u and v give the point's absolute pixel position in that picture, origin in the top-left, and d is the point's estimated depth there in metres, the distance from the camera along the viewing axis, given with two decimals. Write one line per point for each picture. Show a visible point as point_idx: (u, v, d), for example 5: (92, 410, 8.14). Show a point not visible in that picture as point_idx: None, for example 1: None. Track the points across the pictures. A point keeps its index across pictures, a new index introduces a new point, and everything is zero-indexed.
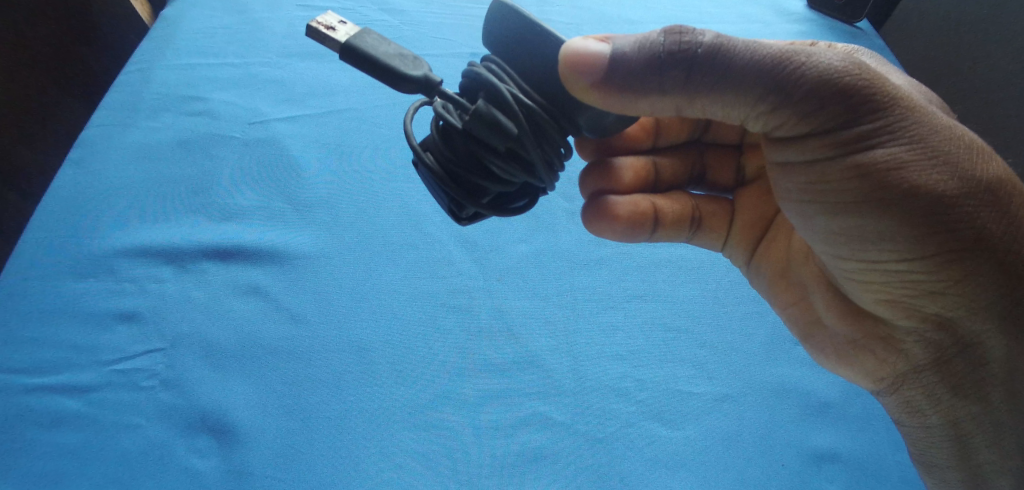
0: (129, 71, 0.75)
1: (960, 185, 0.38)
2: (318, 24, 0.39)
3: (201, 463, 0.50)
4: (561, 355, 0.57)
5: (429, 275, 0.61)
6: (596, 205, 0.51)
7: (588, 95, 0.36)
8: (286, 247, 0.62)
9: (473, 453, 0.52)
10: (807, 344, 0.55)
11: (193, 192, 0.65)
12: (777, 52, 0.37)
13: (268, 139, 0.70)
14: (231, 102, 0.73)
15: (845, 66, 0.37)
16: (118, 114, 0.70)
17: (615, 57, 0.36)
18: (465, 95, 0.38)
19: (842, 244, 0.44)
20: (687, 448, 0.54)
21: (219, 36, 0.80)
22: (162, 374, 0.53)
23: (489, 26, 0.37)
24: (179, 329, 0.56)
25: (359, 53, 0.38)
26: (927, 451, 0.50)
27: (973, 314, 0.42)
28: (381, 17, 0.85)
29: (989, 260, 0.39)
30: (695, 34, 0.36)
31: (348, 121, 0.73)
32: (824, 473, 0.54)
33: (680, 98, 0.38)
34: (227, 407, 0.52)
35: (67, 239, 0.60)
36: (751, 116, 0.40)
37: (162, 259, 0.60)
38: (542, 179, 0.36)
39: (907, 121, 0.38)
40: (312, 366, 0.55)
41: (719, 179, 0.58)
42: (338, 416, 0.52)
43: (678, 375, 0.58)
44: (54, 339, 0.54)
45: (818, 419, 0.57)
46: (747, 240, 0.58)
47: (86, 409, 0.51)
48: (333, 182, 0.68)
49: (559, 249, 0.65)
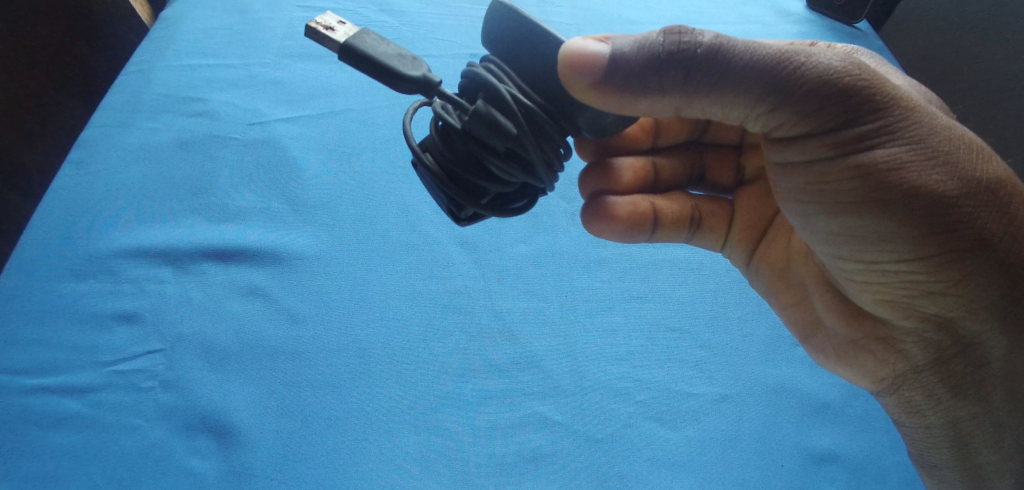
0: (129, 72, 0.75)
1: (960, 185, 0.38)
2: (318, 24, 0.39)
3: (201, 463, 0.50)
4: (561, 355, 0.57)
5: (429, 276, 0.61)
6: (596, 205, 0.51)
7: (588, 95, 0.36)
8: (286, 248, 0.62)
9: (473, 454, 0.52)
10: (807, 345, 0.54)
11: (193, 192, 0.65)
12: (776, 52, 0.37)
13: (268, 140, 0.70)
14: (231, 102, 0.73)
15: (845, 66, 0.37)
16: (118, 115, 0.70)
17: (615, 57, 0.36)
18: (464, 96, 0.38)
19: (842, 244, 0.44)
20: (687, 449, 0.54)
21: (219, 37, 0.80)
22: (162, 375, 0.53)
23: (489, 26, 0.37)
24: (179, 329, 0.56)
25: (358, 53, 0.38)
26: (928, 451, 0.50)
27: (973, 314, 0.42)
28: (381, 18, 0.85)
29: (989, 260, 0.39)
30: (695, 34, 0.36)
31: (348, 122, 0.73)
32: (824, 473, 0.54)
33: (680, 99, 0.38)
34: (227, 408, 0.52)
35: (67, 240, 0.60)
36: (750, 116, 0.40)
37: (162, 259, 0.60)
38: (541, 180, 0.36)
39: (907, 121, 0.38)
40: (312, 366, 0.55)
41: (718, 179, 0.58)
42: (338, 417, 0.52)
43: (678, 375, 0.58)
44: (54, 340, 0.54)
45: (818, 420, 0.57)
46: (747, 240, 0.58)
47: (85, 410, 0.51)
48: (333, 183, 0.68)
49: (559, 249, 0.65)
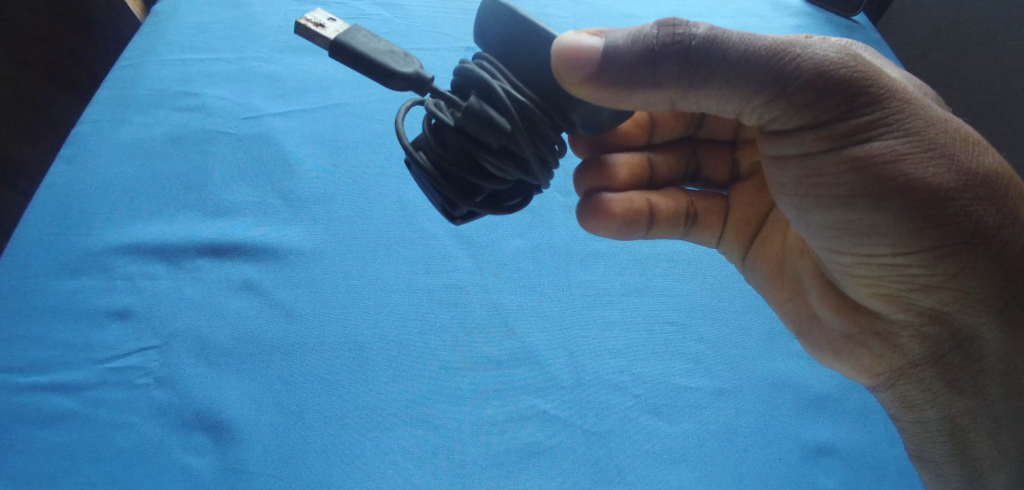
0: (122, 66, 0.74)
1: (958, 176, 0.38)
2: (308, 21, 0.39)
3: (198, 461, 0.50)
4: (559, 349, 0.58)
5: (426, 271, 0.61)
6: (591, 202, 0.51)
7: (582, 90, 0.35)
8: (282, 243, 0.61)
9: (473, 450, 0.52)
10: (804, 341, 0.55)
11: (188, 187, 0.65)
12: (772, 44, 0.37)
13: (262, 135, 0.70)
14: (226, 97, 0.73)
15: (841, 57, 0.37)
16: (111, 109, 0.70)
17: (608, 51, 0.36)
18: (458, 92, 0.37)
19: (837, 238, 0.44)
20: (687, 443, 0.54)
21: (212, 30, 0.79)
22: (157, 372, 0.53)
23: (482, 25, 0.37)
24: (174, 326, 0.55)
25: (348, 49, 0.38)
26: (925, 446, 0.50)
27: (970, 307, 0.41)
28: (377, 11, 0.84)
29: (985, 254, 0.39)
30: (689, 27, 0.36)
31: (344, 116, 0.73)
32: (823, 467, 0.54)
33: (676, 91, 0.38)
34: (224, 406, 0.52)
35: (61, 236, 0.59)
36: (746, 110, 0.39)
37: (157, 256, 0.59)
38: (537, 177, 0.36)
39: (902, 113, 0.38)
40: (309, 362, 0.55)
41: (713, 175, 0.58)
42: (337, 413, 0.52)
43: (676, 369, 0.58)
44: (46, 337, 0.54)
45: (817, 413, 0.57)
46: (743, 236, 0.57)
47: (80, 407, 0.51)
48: (329, 177, 0.67)
49: (557, 243, 0.65)
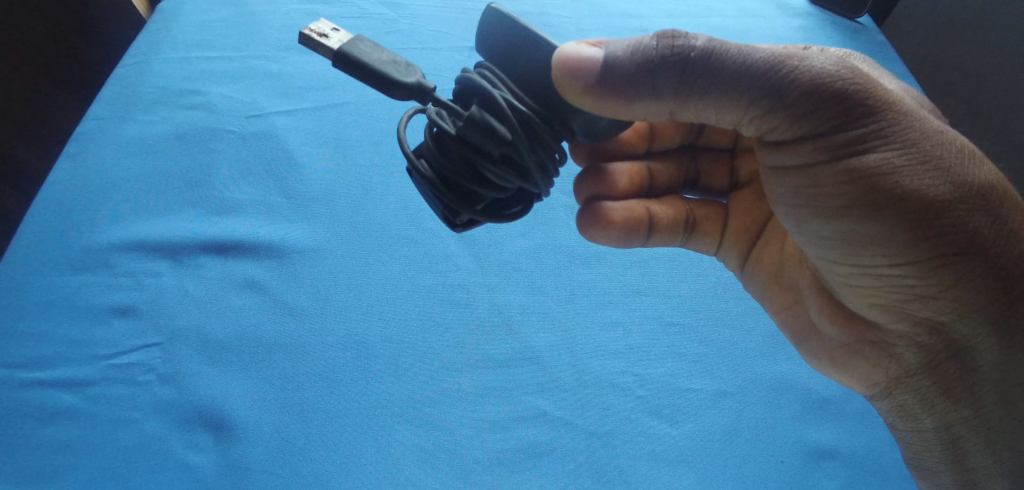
0: (126, 64, 0.74)
1: (953, 188, 0.38)
2: (311, 31, 0.39)
3: (200, 458, 0.50)
4: (561, 349, 0.58)
5: (428, 269, 0.62)
6: (592, 210, 0.51)
7: (581, 99, 0.35)
8: (285, 241, 0.62)
9: (474, 449, 0.52)
10: (801, 349, 0.55)
11: (192, 185, 0.65)
12: (770, 56, 0.37)
13: (266, 133, 0.70)
14: (230, 95, 0.73)
15: (838, 69, 0.37)
16: (115, 107, 0.70)
17: (608, 61, 0.36)
18: (459, 101, 0.37)
19: (835, 247, 0.44)
20: (688, 444, 0.54)
21: (216, 29, 0.80)
22: (159, 369, 0.53)
23: (484, 34, 0.37)
24: (177, 322, 0.56)
25: (352, 60, 0.38)
26: (922, 455, 0.50)
27: (965, 318, 0.42)
28: (381, 9, 0.84)
29: (980, 265, 0.39)
30: (688, 38, 0.37)
31: (347, 115, 0.73)
32: (825, 469, 0.55)
33: (675, 102, 0.38)
34: (226, 403, 0.52)
35: (65, 233, 0.60)
36: (745, 120, 0.39)
37: (161, 253, 0.60)
38: (537, 185, 0.36)
39: (900, 125, 0.38)
40: (311, 360, 0.55)
41: (713, 183, 0.58)
42: (339, 412, 0.53)
43: (678, 370, 0.58)
44: (51, 334, 0.54)
45: (817, 415, 0.57)
46: (741, 243, 0.57)
47: (82, 404, 0.51)
48: (332, 176, 0.68)
49: (559, 243, 0.65)
